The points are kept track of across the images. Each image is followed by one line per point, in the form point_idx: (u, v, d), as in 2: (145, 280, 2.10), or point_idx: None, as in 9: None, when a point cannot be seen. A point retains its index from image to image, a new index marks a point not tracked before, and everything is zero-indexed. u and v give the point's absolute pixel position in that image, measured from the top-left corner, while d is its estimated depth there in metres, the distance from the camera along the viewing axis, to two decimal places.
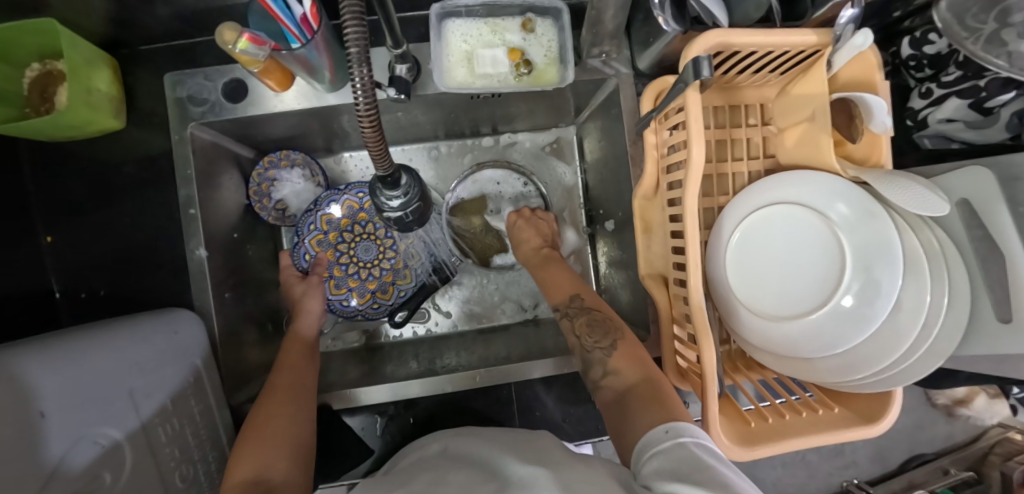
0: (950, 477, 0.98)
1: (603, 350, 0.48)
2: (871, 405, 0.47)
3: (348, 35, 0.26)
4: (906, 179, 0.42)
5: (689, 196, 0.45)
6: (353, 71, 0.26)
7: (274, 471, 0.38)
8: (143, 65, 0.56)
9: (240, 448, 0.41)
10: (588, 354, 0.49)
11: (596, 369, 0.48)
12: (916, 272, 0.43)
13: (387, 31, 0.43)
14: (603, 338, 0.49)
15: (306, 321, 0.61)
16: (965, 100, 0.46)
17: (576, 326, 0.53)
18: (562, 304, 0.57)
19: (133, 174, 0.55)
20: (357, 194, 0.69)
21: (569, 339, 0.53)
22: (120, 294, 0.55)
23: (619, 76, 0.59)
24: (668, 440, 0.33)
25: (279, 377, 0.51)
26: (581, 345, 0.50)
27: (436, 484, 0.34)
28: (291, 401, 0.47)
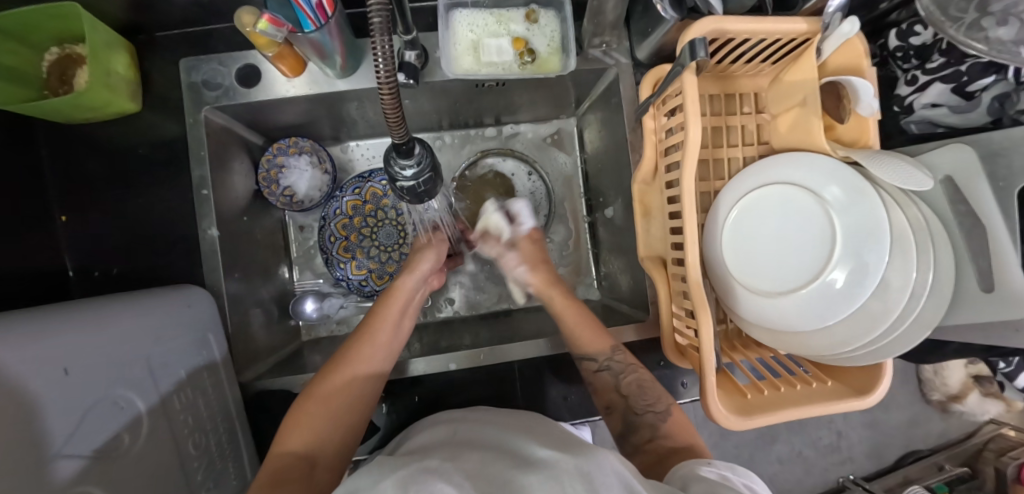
0: (944, 473, 0.99)
1: (657, 414, 0.50)
2: (863, 378, 0.48)
3: (371, 11, 0.27)
4: (893, 158, 0.44)
5: (687, 175, 0.46)
6: (375, 42, 0.28)
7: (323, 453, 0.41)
8: (158, 51, 0.58)
9: (295, 413, 0.42)
10: (637, 417, 0.50)
11: (642, 432, 0.49)
12: (903, 249, 0.44)
13: (399, 16, 0.45)
14: (657, 402, 0.51)
15: (410, 278, 0.58)
16: (948, 85, 0.48)
17: (624, 384, 0.53)
18: (602, 355, 0.54)
19: (147, 156, 0.57)
20: (381, 181, 0.74)
21: (609, 394, 0.53)
22: (132, 273, 0.56)
23: (619, 65, 0.61)
24: (711, 466, 0.38)
25: (367, 342, 0.49)
26: (631, 407, 0.51)
27: (454, 458, 0.35)
28: (364, 379, 0.46)
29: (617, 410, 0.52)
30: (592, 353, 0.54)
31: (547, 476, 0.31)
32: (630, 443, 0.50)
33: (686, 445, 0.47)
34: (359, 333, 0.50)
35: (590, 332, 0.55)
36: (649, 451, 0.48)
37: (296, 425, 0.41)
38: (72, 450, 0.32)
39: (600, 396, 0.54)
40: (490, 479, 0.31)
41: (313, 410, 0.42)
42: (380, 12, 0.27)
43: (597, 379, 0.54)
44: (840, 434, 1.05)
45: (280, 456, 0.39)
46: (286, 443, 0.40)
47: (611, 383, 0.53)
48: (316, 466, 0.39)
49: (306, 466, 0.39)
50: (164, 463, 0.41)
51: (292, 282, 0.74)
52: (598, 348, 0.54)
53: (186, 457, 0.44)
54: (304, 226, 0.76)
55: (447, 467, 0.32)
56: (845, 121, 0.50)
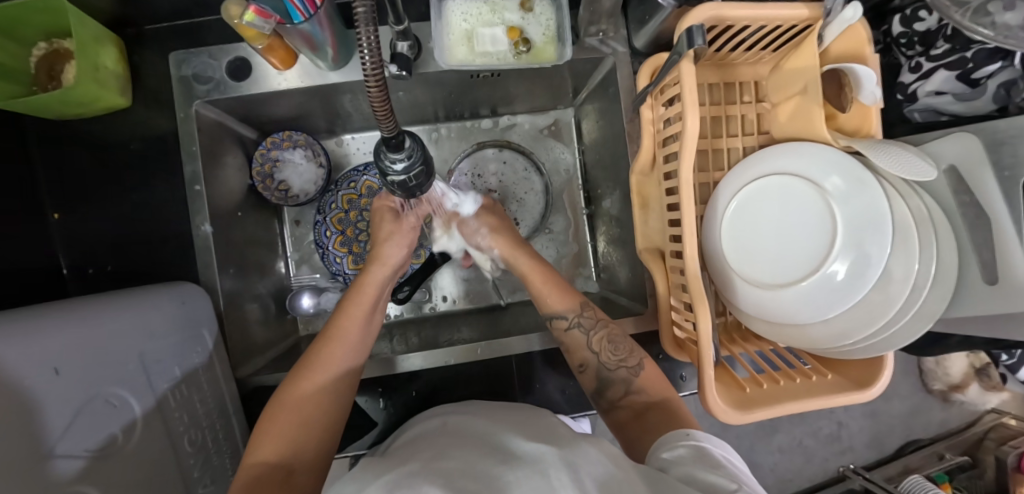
0: (945, 462, 0.99)
1: (629, 370, 0.50)
2: (863, 371, 0.48)
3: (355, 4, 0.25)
4: (896, 147, 0.43)
5: (685, 165, 0.46)
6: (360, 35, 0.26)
7: (300, 459, 0.41)
8: (150, 45, 0.57)
9: (271, 416, 0.42)
10: (610, 373, 0.50)
11: (618, 388, 0.50)
12: (904, 239, 0.44)
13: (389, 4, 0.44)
14: (629, 357, 0.50)
15: (376, 273, 0.56)
16: (952, 72, 0.47)
17: (594, 341, 0.52)
18: (572, 312, 0.54)
19: (139, 151, 0.56)
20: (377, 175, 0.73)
21: (583, 351, 0.52)
22: (126, 269, 0.56)
23: (616, 54, 0.60)
24: (691, 442, 0.37)
25: (335, 344, 0.48)
26: (601, 362, 0.51)
27: (438, 457, 0.34)
28: (331, 382, 0.45)
29: (590, 367, 0.52)
30: (561, 312, 0.55)
31: (533, 471, 0.31)
32: (607, 400, 0.50)
33: (661, 398, 0.48)
34: (326, 334, 0.49)
35: (558, 291, 0.56)
36: (625, 406, 0.48)
37: (267, 433, 0.41)
38: (66, 450, 0.32)
39: (573, 356, 0.53)
40: (471, 477, 0.30)
41: (283, 420, 0.42)
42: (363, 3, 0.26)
43: (568, 337, 0.54)
44: (841, 424, 1.05)
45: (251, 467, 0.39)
46: (257, 453, 0.40)
47: (582, 340, 0.53)
48: (291, 474, 0.39)
49: (282, 474, 0.39)
50: (160, 459, 0.41)
51: (289, 277, 0.74)
52: (565, 307, 0.55)
53: (182, 453, 0.44)
54: (300, 219, 0.75)
55: (436, 467, 0.32)
56: (847, 110, 0.48)
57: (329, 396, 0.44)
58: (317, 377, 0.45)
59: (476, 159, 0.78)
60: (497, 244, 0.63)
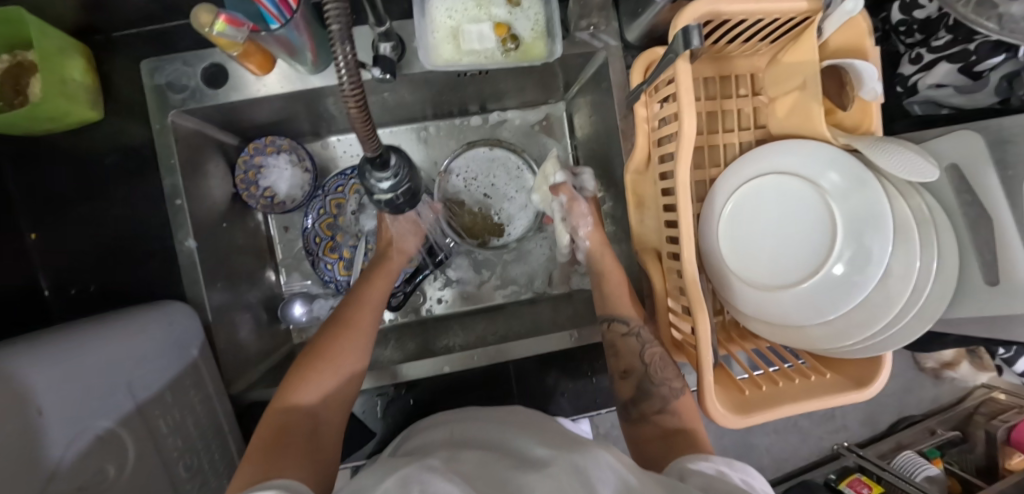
0: (936, 437, 1.02)
1: (672, 389, 0.49)
2: (861, 369, 0.48)
3: (326, 9, 0.23)
4: (896, 145, 0.42)
5: (683, 166, 0.45)
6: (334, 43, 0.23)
7: (323, 409, 0.42)
8: (120, 54, 0.54)
9: (301, 371, 0.44)
10: (653, 386, 0.50)
11: (653, 403, 0.49)
12: (905, 238, 0.43)
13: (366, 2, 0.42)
14: (674, 377, 0.50)
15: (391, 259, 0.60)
16: (954, 65, 0.46)
17: (648, 353, 0.52)
18: (635, 320, 0.55)
19: (116, 165, 0.54)
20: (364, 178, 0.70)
21: (631, 361, 0.52)
22: (110, 288, 0.54)
23: (607, 48, 0.57)
24: (709, 462, 0.37)
25: (364, 309, 0.52)
26: (648, 374, 0.51)
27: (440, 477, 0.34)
28: (360, 345, 0.49)
29: (636, 375, 0.51)
30: (624, 317, 0.55)
31: (542, 474, 0.31)
32: (636, 410, 0.50)
33: (685, 427, 0.46)
34: (351, 300, 0.53)
35: (625, 298, 0.57)
36: (655, 423, 0.47)
37: (298, 385, 0.43)
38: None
39: (619, 360, 0.53)
40: (487, 481, 0.30)
41: (318, 372, 0.44)
42: (336, 15, 0.23)
43: (623, 343, 0.54)
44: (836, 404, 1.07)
45: (281, 411, 0.41)
46: (291, 401, 0.42)
47: (636, 349, 0.53)
48: (316, 424, 0.41)
49: (308, 422, 0.40)
50: (155, 487, 0.40)
51: (280, 285, 0.73)
52: (630, 313, 0.55)
53: (177, 478, 0.44)
54: (289, 226, 0.73)
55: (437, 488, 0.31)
56: (846, 108, 0.47)
57: (359, 356, 0.48)
58: (350, 338, 0.48)
59: (465, 160, 0.73)
60: (593, 237, 0.61)
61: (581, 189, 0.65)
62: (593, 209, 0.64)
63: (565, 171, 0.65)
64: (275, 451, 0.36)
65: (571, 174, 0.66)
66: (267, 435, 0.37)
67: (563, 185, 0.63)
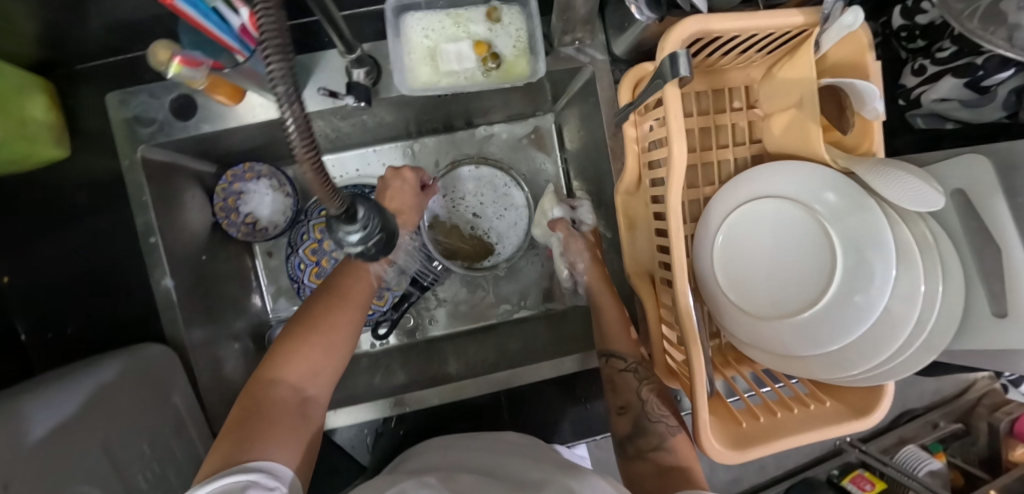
0: (939, 431, 1.00)
1: (668, 425, 0.51)
2: (862, 397, 0.46)
3: (263, 49, 0.11)
4: (899, 170, 0.39)
5: (674, 195, 0.42)
6: (284, 117, 0.13)
7: (312, 386, 0.43)
8: (82, 87, 0.52)
9: (293, 341, 0.43)
10: (650, 423, 0.51)
11: (650, 439, 0.51)
12: (908, 264, 0.41)
13: (333, 35, 0.39)
14: (672, 414, 0.52)
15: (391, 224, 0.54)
16: (960, 80, 0.43)
17: (645, 390, 0.53)
18: (632, 357, 0.55)
19: (88, 203, 0.53)
20: None
21: (630, 397, 0.53)
22: (88, 331, 0.53)
23: (594, 63, 0.55)
24: None
25: (359, 277, 0.48)
26: (646, 411, 0.52)
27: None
28: (354, 318, 0.46)
29: (633, 411, 0.52)
30: (622, 352, 0.55)
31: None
32: (635, 447, 0.51)
33: (683, 464, 0.48)
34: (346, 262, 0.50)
35: (624, 333, 0.56)
36: (650, 459, 0.49)
37: (291, 357, 0.42)
38: None
39: (618, 395, 0.54)
40: None
41: (307, 342, 0.43)
42: (284, 75, 0.12)
43: (620, 379, 0.54)
44: None
45: (267, 380, 0.41)
46: (276, 369, 0.42)
47: (633, 384, 0.53)
48: (304, 403, 0.42)
49: (297, 402, 0.41)
50: None
51: (266, 311, 0.71)
52: (628, 348, 0.54)
53: None
54: (273, 251, 0.72)
55: None
56: (847, 132, 0.44)
57: (352, 326, 0.46)
58: (343, 308, 0.46)
59: (451, 179, 0.70)
60: (590, 272, 0.62)
61: (579, 225, 0.67)
62: (591, 243, 0.65)
63: (564, 205, 0.68)
64: (254, 429, 0.37)
65: (570, 208, 0.68)
66: (249, 408, 0.38)
67: (561, 221, 0.66)
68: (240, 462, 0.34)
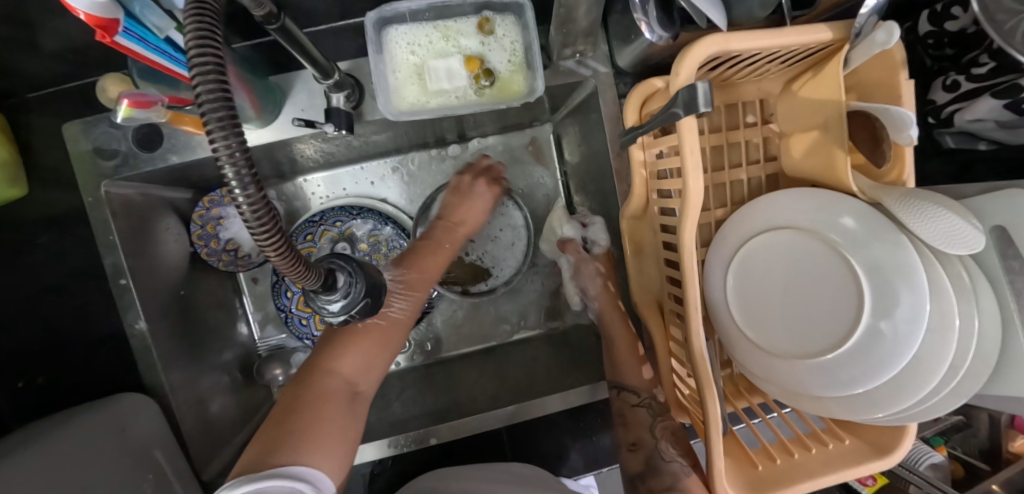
0: (940, 422, 0.88)
1: (684, 463, 0.48)
2: (884, 436, 0.44)
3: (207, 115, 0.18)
4: (933, 204, 0.36)
5: (686, 234, 0.39)
6: (221, 161, 0.18)
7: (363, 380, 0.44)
8: (37, 116, 0.47)
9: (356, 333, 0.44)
10: (662, 462, 0.49)
11: (663, 479, 0.47)
12: (938, 301, 0.37)
13: (296, 53, 0.34)
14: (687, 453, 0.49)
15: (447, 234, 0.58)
16: (998, 101, 0.39)
17: (659, 426, 0.51)
18: (645, 391, 0.54)
19: (51, 243, 0.49)
20: (335, 224, 0.63)
21: (640, 431, 0.52)
22: (62, 378, 0.50)
23: (596, 76, 0.50)
24: None
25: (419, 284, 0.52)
26: (658, 448, 0.50)
27: None
28: (403, 327, 0.49)
29: (644, 448, 0.51)
30: (634, 386, 0.55)
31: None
32: (647, 487, 0.49)
33: None
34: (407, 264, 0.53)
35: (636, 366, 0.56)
36: None
37: (347, 349, 0.43)
38: None
39: (629, 431, 0.52)
40: None
41: (361, 338, 0.44)
42: (224, 133, 0.18)
43: (632, 414, 0.53)
44: None
45: (321, 371, 0.41)
46: (332, 362, 0.42)
47: (646, 420, 0.52)
48: (354, 397, 0.42)
49: (348, 395, 0.41)
50: None
51: (254, 339, 0.68)
52: (639, 383, 0.55)
53: None
54: (258, 276, 0.68)
55: None
56: (880, 166, 0.41)
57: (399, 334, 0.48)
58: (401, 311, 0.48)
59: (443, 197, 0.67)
60: (601, 297, 0.61)
61: (591, 245, 0.64)
62: (604, 267, 0.63)
63: (575, 222, 0.64)
64: (300, 422, 0.36)
65: (581, 226, 0.64)
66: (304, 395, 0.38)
67: (571, 242, 0.64)
68: (280, 461, 0.33)
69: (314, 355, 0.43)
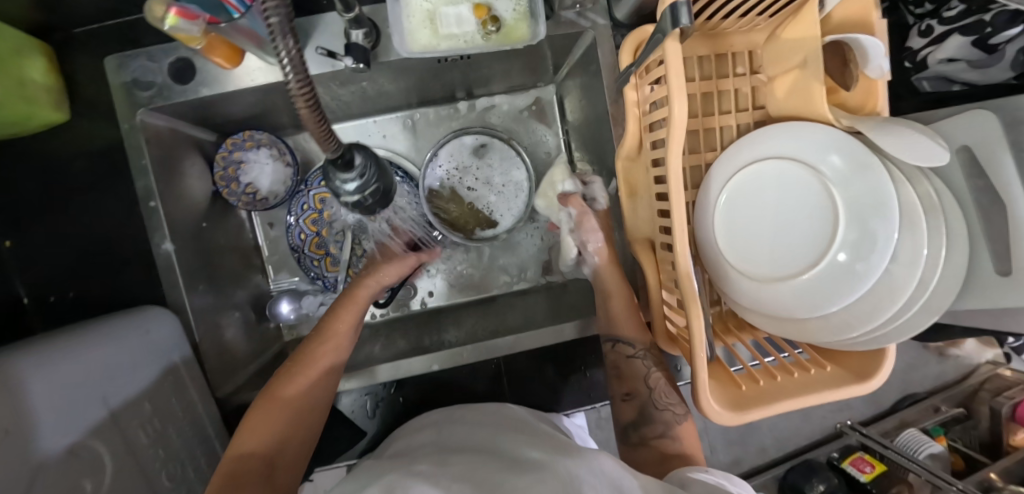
0: (940, 415, 0.99)
1: (675, 414, 0.50)
2: (863, 362, 0.46)
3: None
4: (903, 126, 0.39)
5: (672, 156, 0.41)
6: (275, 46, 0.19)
7: (283, 454, 0.40)
8: (81, 51, 0.52)
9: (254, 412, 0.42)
10: (656, 411, 0.50)
11: (656, 427, 0.49)
12: (911, 222, 0.40)
13: None
14: (678, 402, 0.51)
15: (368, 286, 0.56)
16: (968, 37, 0.45)
17: (653, 377, 0.52)
18: (641, 343, 0.54)
19: (87, 169, 0.53)
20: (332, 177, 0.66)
21: (636, 382, 0.52)
22: (90, 296, 0.53)
23: (595, 28, 0.54)
24: (709, 475, 0.38)
25: (328, 338, 0.50)
26: (653, 399, 0.51)
27: (441, 463, 0.35)
28: (321, 375, 0.47)
29: (638, 398, 0.51)
30: (629, 338, 0.54)
31: (535, 477, 0.30)
32: (637, 434, 0.50)
33: (684, 451, 0.47)
34: (317, 329, 0.51)
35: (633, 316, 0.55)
36: (654, 444, 0.48)
37: (250, 426, 0.40)
38: None
39: (624, 381, 0.53)
40: (480, 482, 0.29)
41: (276, 410, 0.42)
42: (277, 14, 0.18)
43: (629, 365, 0.53)
44: None
45: (233, 460, 0.38)
46: (240, 445, 0.39)
47: (641, 370, 0.52)
48: (275, 468, 0.38)
49: (266, 466, 0.38)
50: None
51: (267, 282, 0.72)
52: (637, 335, 0.54)
53: (164, 489, 0.43)
54: (274, 222, 0.72)
55: (436, 472, 0.32)
56: (851, 87, 0.44)
57: (317, 388, 0.45)
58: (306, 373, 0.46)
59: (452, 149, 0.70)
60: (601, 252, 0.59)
61: (591, 202, 0.64)
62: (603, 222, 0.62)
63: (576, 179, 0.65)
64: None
65: (581, 184, 0.65)
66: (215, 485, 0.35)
67: (573, 196, 0.63)
68: None
69: (230, 445, 0.40)
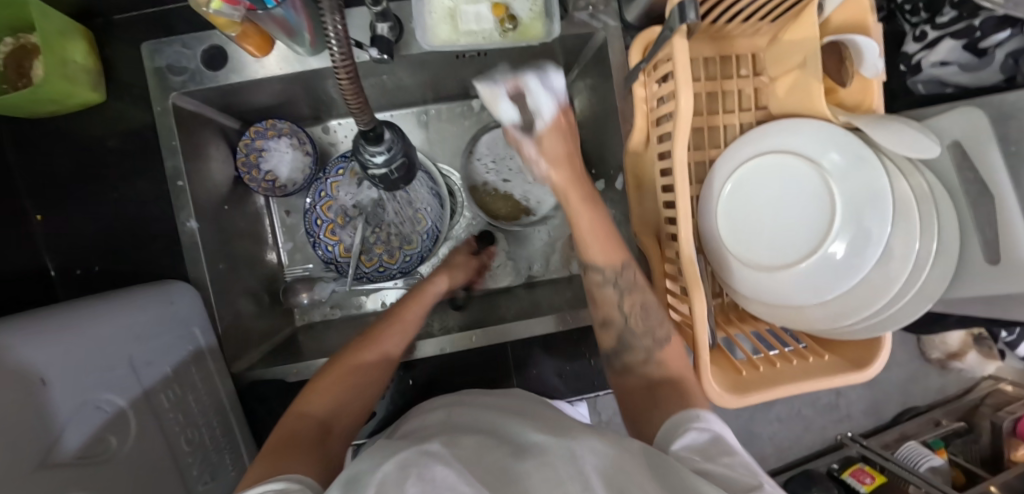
0: (940, 429, 0.99)
1: (656, 342, 0.47)
2: (859, 352, 0.48)
3: None
4: (898, 123, 0.41)
5: (678, 146, 0.44)
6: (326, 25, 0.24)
7: (338, 422, 0.42)
8: (120, 37, 0.55)
9: (319, 378, 0.44)
10: (633, 338, 0.48)
11: (638, 355, 0.47)
12: (905, 213, 0.42)
13: None
14: (659, 327, 0.47)
15: (437, 284, 0.61)
16: (959, 41, 0.50)
17: (627, 303, 0.49)
18: (611, 269, 0.50)
19: (118, 148, 0.55)
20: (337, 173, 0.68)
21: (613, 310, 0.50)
22: (114, 270, 0.55)
23: (606, 29, 0.57)
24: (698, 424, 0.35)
25: (395, 325, 0.52)
26: (628, 327, 0.48)
27: (452, 443, 0.34)
28: (383, 359, 0.48)
29: (613, 326, 0.50)
30: (600, 264, 0.50)
31: (540, 462, 0.29)
32: (620, 363, 0.49)
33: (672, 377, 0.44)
34: (388, 314, 0.54)
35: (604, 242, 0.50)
36: (642, 377, 0.46)
37: (314, 392, 0.43)
38: (60, 459, 0.32)
39: (599, 309, 0.51)
40: (494, 472, 0.28)
41: (336, 379, 0.44)
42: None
43: (599, 293, 0.51)
44: (840, 393, 1.05)
45: (295, 416, 0.40)
46: (303, 407, 0.41)
47: (615, 297, 0.50)
48: (330, 434, 0.40)
49: (322, 429, 0.39)
50: (155, 461, 0.41)
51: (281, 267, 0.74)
52: (605, 260, 0.50)
53: (181, 454, 0.45)
54: (291, 210, 0.74)
55: (447, 452, 0.31)
56: (847, 84, 0.47)
57: (382, 369, 0.47)
58: (371, 353, 0.48)
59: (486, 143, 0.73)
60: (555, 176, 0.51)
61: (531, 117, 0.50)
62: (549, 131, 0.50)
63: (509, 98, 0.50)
64: (292, 447, 0.35)
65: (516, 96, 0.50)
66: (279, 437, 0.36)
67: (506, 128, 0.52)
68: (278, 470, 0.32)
69: (294, 404, 0.42)
